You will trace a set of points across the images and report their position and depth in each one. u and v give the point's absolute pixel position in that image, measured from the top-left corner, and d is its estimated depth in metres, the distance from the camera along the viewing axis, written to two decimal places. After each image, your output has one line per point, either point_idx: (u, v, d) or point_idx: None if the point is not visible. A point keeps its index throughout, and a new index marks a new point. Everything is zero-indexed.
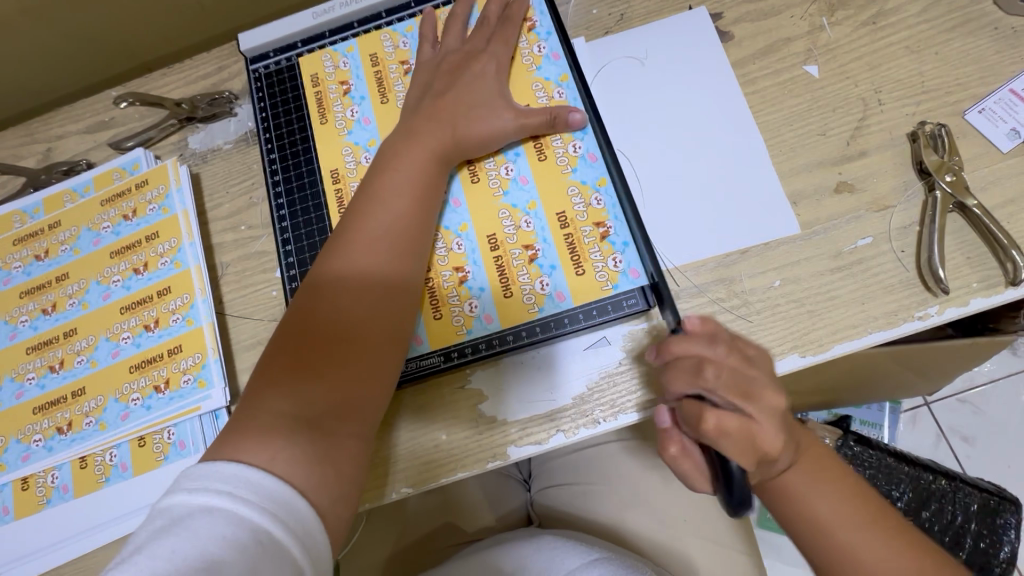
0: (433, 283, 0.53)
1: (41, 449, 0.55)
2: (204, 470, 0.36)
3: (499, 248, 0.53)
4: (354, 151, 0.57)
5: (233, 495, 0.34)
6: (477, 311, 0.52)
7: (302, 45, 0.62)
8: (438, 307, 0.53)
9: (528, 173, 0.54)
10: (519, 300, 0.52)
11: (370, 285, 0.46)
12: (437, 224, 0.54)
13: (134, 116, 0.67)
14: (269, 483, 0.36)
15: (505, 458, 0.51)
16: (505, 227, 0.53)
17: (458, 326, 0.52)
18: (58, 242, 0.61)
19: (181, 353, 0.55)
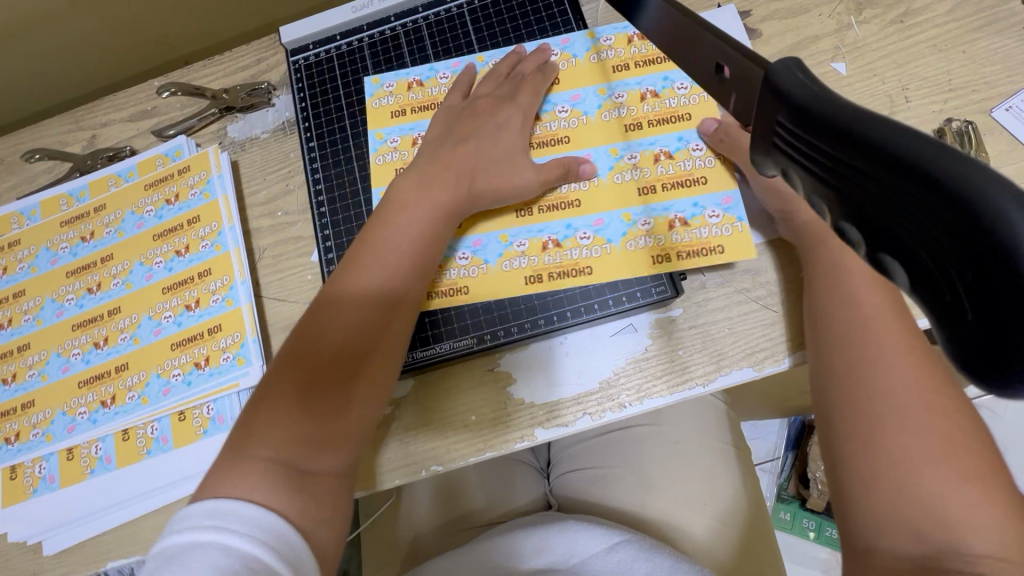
0: (642, 183, 0.55)
1: (85, 422, 0.58)
2: (198, 511, 0.38)
3: (648, 125, 0.56)
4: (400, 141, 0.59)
5: (223, 527, 0.37)
6: (654, 189, 0.55)
7: (341, 38, 0.64)
8: (680, 181, 0.54)
9: (569, 94, 0.59)
10: (670, 159, 0.55)
11: (371, 312, 0.47)
12: (520, 230, 0.56)
13: (176, 105, 0.69)
14: (262, 514, 0.39)
15: (532, 440, 0.52)
16: (635, 110, 0.57)
17: (656, 243, 0.53)
18: (103, 224, 0.64)
19: (220, 332, 0.57)
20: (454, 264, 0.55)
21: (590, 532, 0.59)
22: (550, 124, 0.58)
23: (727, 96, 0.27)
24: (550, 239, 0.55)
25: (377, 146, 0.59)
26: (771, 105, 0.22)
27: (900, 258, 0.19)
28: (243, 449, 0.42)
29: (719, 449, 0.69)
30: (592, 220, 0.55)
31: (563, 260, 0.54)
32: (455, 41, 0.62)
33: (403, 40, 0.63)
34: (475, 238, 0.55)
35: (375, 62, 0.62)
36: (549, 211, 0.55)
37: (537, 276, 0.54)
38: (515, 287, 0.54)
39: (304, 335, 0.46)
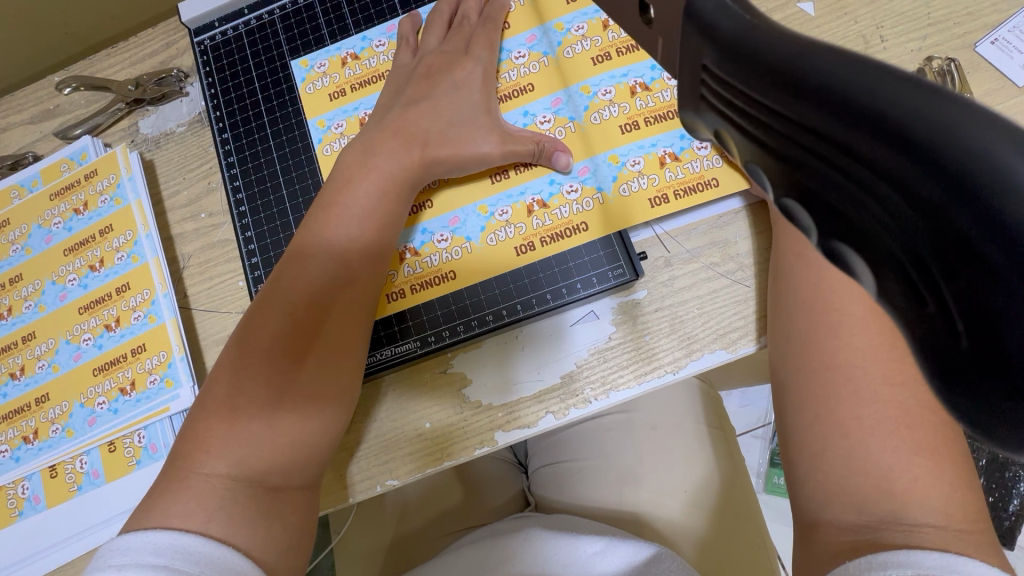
0: (631, 128, 0.49)
1: (8, 461, 0.53)
2: (140, 542, 0.33)
3: (617, 57, 0.50)
4: (337, 128, 0.52)
5: (170, 568, 0.32)
6: (637, 125, 0.49)
7: (249, 12, 0.57)
8: (659, 117, 0.48)
9: (525, 37, 0.52)
10: (647, 91, 0.49)
11: (314, 293, 0.42)
12: (488, 202, 0.50)
13: (80, 102, 0.62)
14: (216, 549, 0.34)
15: (493, 445, 0.47)
16: (599, 42, 0.50)
17: (651, 183, 0.47)
18: (9, 241, 0.57)
19: (145, 352, 0.52)
20: (433, 248, 0.50)
21: (556, 537, 0.54)
22: (509, 73, 0.51)
23: (654, 43, 0.20)
24: (534, 201, 0.49)
25: (322, 133, 0.52)
26: (695, 39, 0.17)
27: (856, 247, 0.14)
28: (171, 493, 0.37)
29: (700, 432, 0.65)
30: (576, 171, 0.49)
31: (552, 221, 0.48)
32: (376, 5, 0.55)
33: (318, 8, 0.55)
34: (452, 215, 0.50)
35: (288, 38, 0.56)
36: (529, 171, 0.49)
37: (527, 243, 0.48)
38: (506, 261, 0.49)
39: (248, 331, 0.42)
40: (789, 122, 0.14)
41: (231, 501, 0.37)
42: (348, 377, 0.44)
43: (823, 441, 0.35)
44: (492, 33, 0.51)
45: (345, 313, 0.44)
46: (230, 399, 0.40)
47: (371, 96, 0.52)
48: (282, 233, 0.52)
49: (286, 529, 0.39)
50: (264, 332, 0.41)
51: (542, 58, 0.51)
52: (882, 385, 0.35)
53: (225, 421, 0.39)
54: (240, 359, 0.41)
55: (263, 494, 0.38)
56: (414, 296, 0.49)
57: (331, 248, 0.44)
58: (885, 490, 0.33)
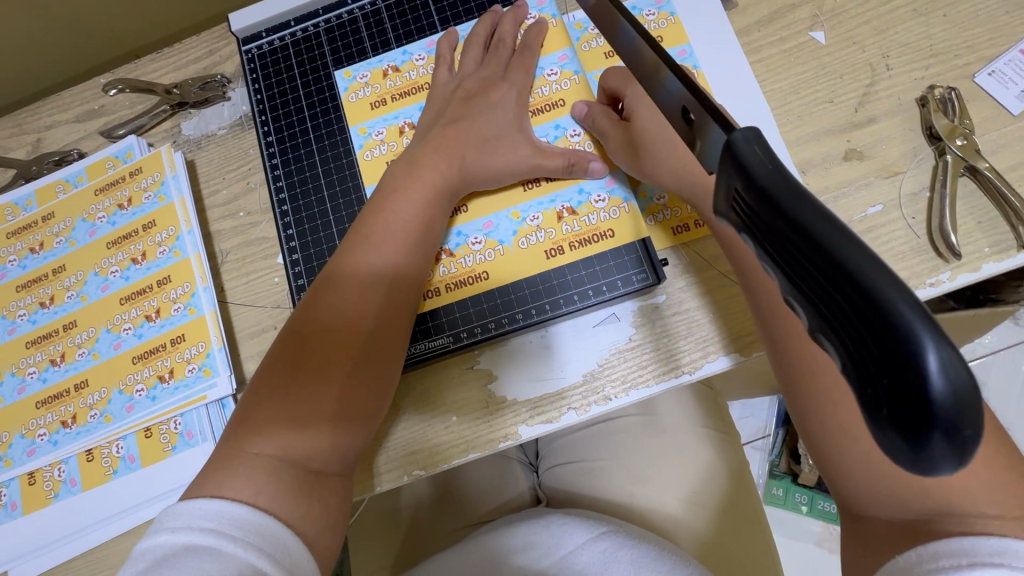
0: None
1: (46, 444, 0.55)
2: (190, 507, 0.36)
3: None
4: (376, 137, 0.55)
5: (218, 531, 0.35)
6: None
7: (295, 24, 0.60)
8: None
9: (557, 59, 0.55)
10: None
11: (360, 308, 0.45)
12: (520, 208, 0.53)
13: (124, 103, 0.65)
14: (259, 517, 0.37)
15: (516, 438, 0.50)
16: None
17: (674, 214, 0.51)
18: (52, 233, 0.60)
19: (183, 342, 0.54)
20: (467, 250, 0.53)
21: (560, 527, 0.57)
22: (542, 89, 0.54)
23: (692, 137, 0.26)
24: (564, 208, 0.52)
25: (363, 140, 0.56)
26: (728, 171, 0.22)
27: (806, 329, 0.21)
28: (225, 470, 0.39)
29: (708, 435, 0.67)
30: (604, 181, 0.52)
31: (581, 227, 0.51)
32: (416, 22, 0.58)
33: (361, 23, 0.59)
34: (486, 219, 0.53)
35: (332, 50, 0.59)
36: (560, 180, 0.52)
37: (557, 248, 0.51)
38: (536, 263, 0.51)
39: (296, 324, 0.45)
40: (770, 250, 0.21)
41: (279, 478, 0.40)
42: (382, 389, 0.46)
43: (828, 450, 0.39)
44: (526, 52, 0.54)
45: (384, 327, 0.46)
46: (275, 403, 0.42)
47: (410, 106, 0.56)
48: (322, 234, 0.55)
49: (325, 510, 0.41)
50: (309, 342, 0.44)
51: (572, 79, 0.54)
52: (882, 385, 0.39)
53: (270, 420, 0.41)
54: (286, 364, 0.43)
55: (307, 477, 0.41)
56: (450, 294, 0.52)
57: (377, 262, 0.46)
58: None
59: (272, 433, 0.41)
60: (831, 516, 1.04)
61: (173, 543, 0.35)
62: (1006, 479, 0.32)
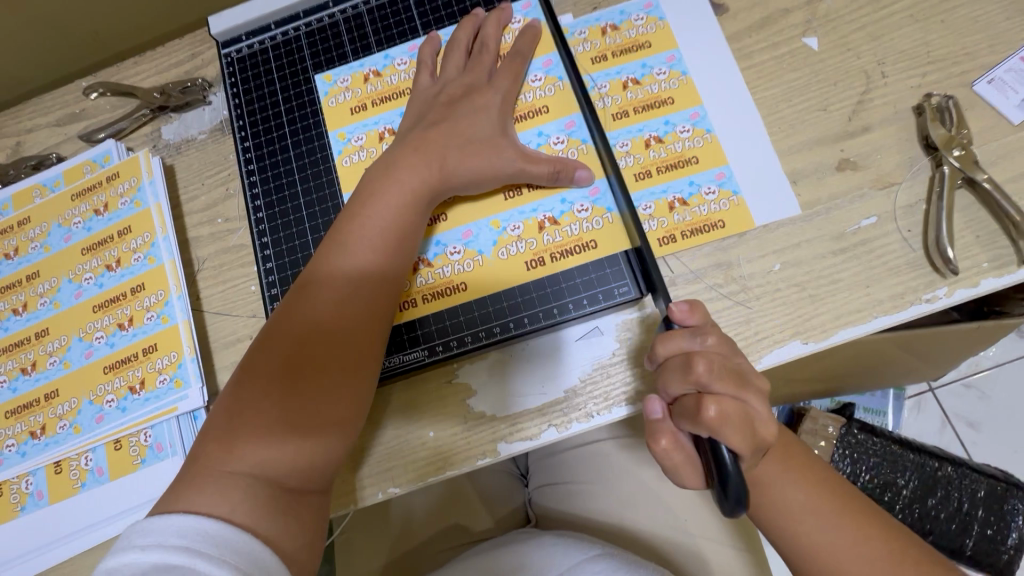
0: (642, 173, 0.51)
1: (14, 455, 0.53)
2: (160, 523, 0.35)
3: (630, 112, 0.52)
4: (356, 144, 0.54)
5: (192, 550, 0.34)
6: (649, 174, 0.51)
7: (276, 27, 0.59)
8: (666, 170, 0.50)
9: (542, 66, 0.54)
10: (660, 143, 0.51)
11: (333, 313, 0.44)
12: (500, 218, 0.51)
13: (105, 107, 0.64)
14: (234, 533, 0.36)
15: (495, 456, 0.48)
16: (619, 95, 0.52)
17: (660, 225, 0.50)
18: (28, 239, 0.59)
19: (156, 352, 0.53)
20: (446, 259, 0.51)
21: (553, 548, 0.55)
22: (525, 95, 0.53)
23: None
24: (546, 217, 0.50)
25: (342, 146, 0.54)
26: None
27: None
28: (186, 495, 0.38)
29: None
30: (587, 190, 0.50)
31: (563, 237, 0.50)
32: (398, 26, 0.57)
33: (342, 27, 0.58)
34: (466, 228, 0.51)
35: (313, 54, 0.58)
36: (542, 188, 0.51)
37: (538, 258, 0.50)
38: (517, 274, 0.50)
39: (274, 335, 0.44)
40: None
41: (253, 495, 0.38)
42: (360, 395, 0.44)
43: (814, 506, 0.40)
44: (509, 58, 0.53)
45: (359, 330, 0.44)
46: (245, 412, 0.40)
47: (391, 112, 0.54)
48: (300, 242, 0.53)
49: (300, 530, 0.40)
50: (282, 348, 0.42)
51: (557, 85, 0.53)
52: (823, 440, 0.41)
53: (237, 430, 0.40)
54: (257, 371, 0.42)
55: (283, 495, 0.39)
56: (428, 305, 0.50)
57: (351, 263, 0.45)
58: None
59: (236, 447, 0.39)
60: None
61: (143, 561, 0.33)
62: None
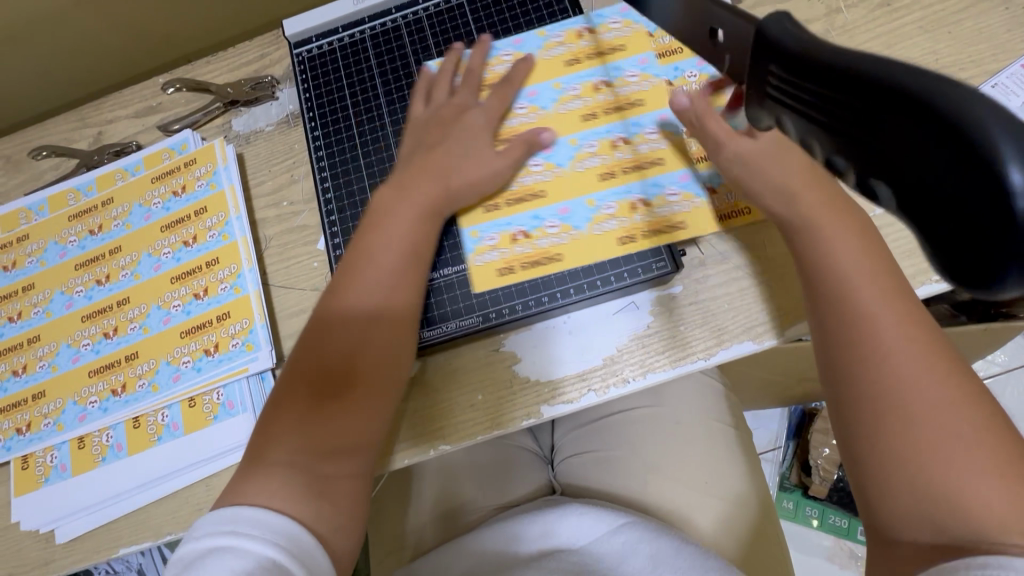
0: (672, 160, 0.55)
1: (96, 411, 0.58)
2: (212, 516, 0.41)
3: (659, 101, 0.57)
4: (532, 108, 0.58)
5: (236, 531, 0.40)
6: (676, 158, 0.55)
7: (343, 30, 0.66)
8: (692, 156, 0.55)
9: (579, 71, 0.59)
10: (689, 133, 0.56)
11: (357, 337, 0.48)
12: (539, 209, 0.56)
13: (180, 101, 0.70)
14: (274, 517, 0.41)
15: (538, 417, 0.53)
16: (651, 84, 0.57)
17: (688, 209, 0.54)
18: (110, 217, 0.65)
19: (229, 319, 0.58)
20: (496, 236, 0.56)
21: (588, 514, 0.59)
22: (566, 104, 0.58)
23: (722, 58, 0.29)
24: (575, 211, 0.55)
25: (520, 106, 0.59)
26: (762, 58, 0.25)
27: (891, 175, 0.22)
28: None
29: (718, 429, 0.70)
30: (619, 189, 0.55)
31: (599, 232, 0.54)
32: (455, 31, 0.63)
33: (404, 31, 0.64)
34: (563, 205, 0.55)
35: (377, 55, 0.64)
36: (577, 182, 0.56)
37: (569, 245, 0.54)
38: (554, 260, 0.54)
39: (297, 359, 0.48)
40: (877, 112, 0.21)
41: None
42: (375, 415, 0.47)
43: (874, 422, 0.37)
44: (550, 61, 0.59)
45: (379, 354, 0.48)
46: (285, 422, 0.45)
47: (541, 85, 0.59)
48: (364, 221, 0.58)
49: None
50: (313, 367, 0.47)
51: (592, 90, 0.58)
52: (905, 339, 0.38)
53: (280, 439, 0.45)
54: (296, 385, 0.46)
55: None
56: (480, 277, 0.55)
57: (371, 288, 0.49)
58: None
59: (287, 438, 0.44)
60: (842, 531, 1.04)
61: (198, 547, 0.40)
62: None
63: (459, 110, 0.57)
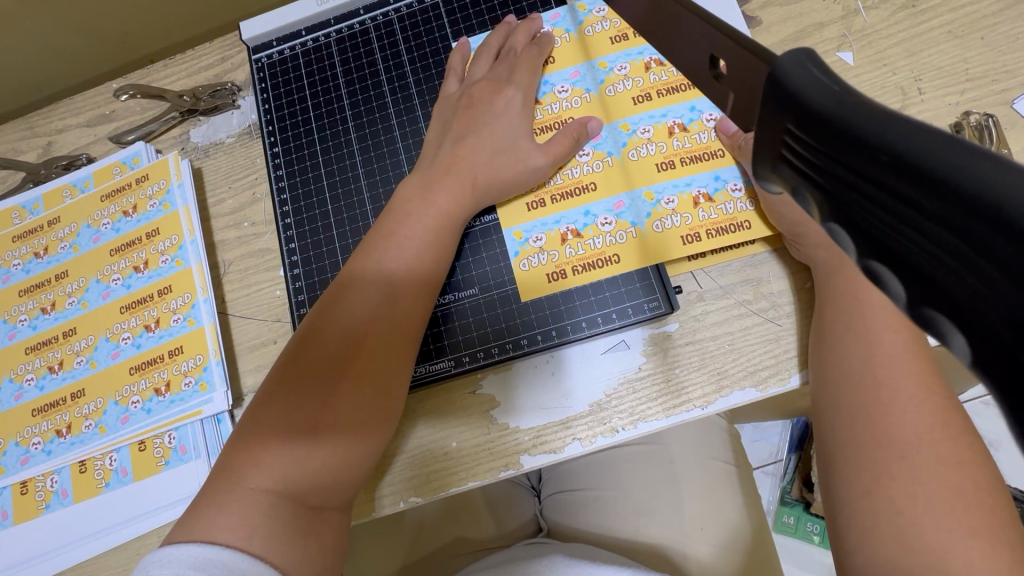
0: (672, 166, 0.50)
1: (39, 453, 0.54)
2: (175, 556, 0.34)
3: (653, 99, 0.51)
4: (551, 99, 0.53)
5: None
6: (672, 164, 0.50)
7: (306, 33, 0.60)
8: (694, 160, 0.50)
9: (568, 70, 0.54)
10: (684, 132, 0.50)
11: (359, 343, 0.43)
12: (524, 233, 0.51)
13: (135, 108, 0.65)
14: (251, 565, 0.35)
15: (518, 468, 0.48)
16: (645, 81, 0.52)
17: (684, 221, 0.48)
18: (57, 238, 0.59)
19: (182, 354, 0.53)
20: (471, 268, 0.51)
21: (578, 566, 0.53)
22: (551, 106, 0.53)
23: (723, 97, 0.23)
24: (569, 229, 0.50)
25: (543, 96, 0.53)
26: (774, 110, 0.18)
27: (947, 309, 0.14)
28: (214, 511, 0.38)
29: (715, 466, 0.66)
30: (611, 203, 0.50)
31: (585, 250, 0.49)
32: (429, 34, 0.57)
33: (373, 34, 0.58)
34: (617, 200, 0.50)
35: (343, 61, 0.58)
36: (564, 200, 0.51)
37: (559, 270, 0.50)
38: (539, 285, 0.50)
39: (299, 347, 0.43)
40: (926, 216, 0.14)
41: (271, 515, 0.38)
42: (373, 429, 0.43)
43: (872, 483, 0.36)
44: (534, 62, 0.52)
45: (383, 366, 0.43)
46: (271, 429, 0.40)
47: (558, 74, 0.53)
48: (325, 247, 0.53)
49: (321, 550, 0.40)
50: (310, 369, 0.42)
51: (582, 94, 0.53)
52: (914, 408, 0.37)
53: (260, 455, 0.39)
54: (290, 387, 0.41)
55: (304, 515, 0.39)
56: (454, 313, 0.51)
57: (384, 284, 0.45)
58: (942, 572, 0.33)
59: (266, 457, 0.39)
60: None
61: None
62: (976, 547, 0.33)
63: (454, 107, 0.52)
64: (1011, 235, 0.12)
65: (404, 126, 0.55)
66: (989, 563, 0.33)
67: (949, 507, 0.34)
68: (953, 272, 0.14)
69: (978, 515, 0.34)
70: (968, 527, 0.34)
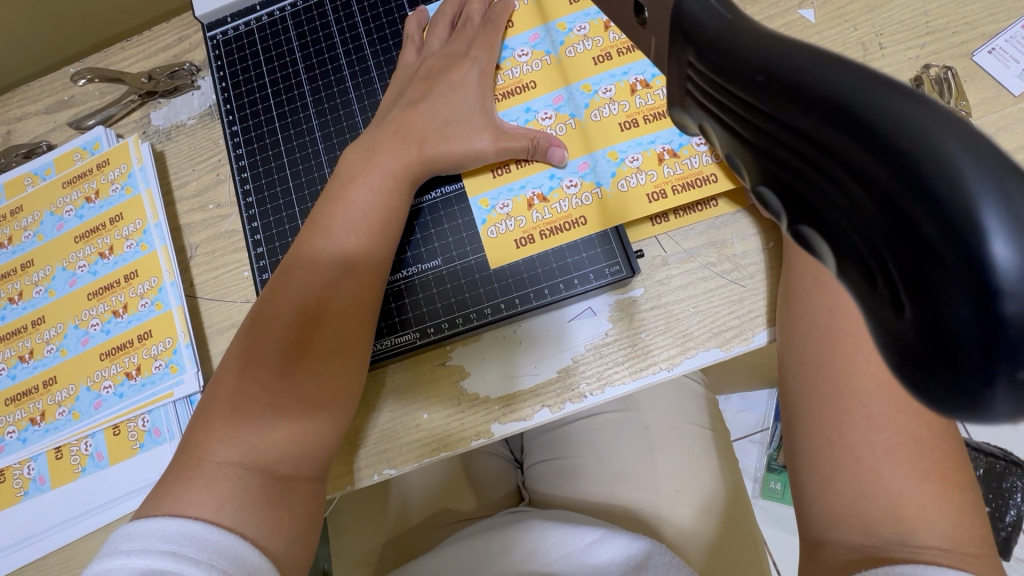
0: (635, 124, 0.49)
1: (15, 442, 0.54)
2: (146, 529, 0.35)
3: (614, 57, 0.51)
4: (512, 64, 0.52)
5: (180, 554, 0.34)
6: (636, 123, 0.49)
7: (261, 8, 0.59)
8: (657, 116, 0.49)
9: (528, 33, 0.53)
10: (647, 89, 0.50)
11: (312, 316, 0.43)
12: (489, 202, 0.51)
13: (94, 93, 0.63)
14: (221, 536, 0.35)
15: (489, 437, 0.48)
16: (605, 39, 0.51)
17: (649, 178, 0.48)
18: (21, 227, 0.59)
19: (151, 338, 0.53)
20: (436, 240, 0.51)
21: (553, 530, 0.54)
22: (512, 71, 0.52)
23: (648, 42, 0.21)
24: (534, 195, 0.50)
25: (504, 60, 0.52)
26: (679, 41, 0.18)
27: (818, 228, 0.14)
28: (182, 485, 0.38)
29: (692, 432, 0.67)
30: (576, 166, 0.49)
31: (551, 215, 0.49)
32: (385, 5, 0.56)
33: (328, 7, 0.57)
34: (582, 161, 0.49)
35: (299, 35, 0.57)
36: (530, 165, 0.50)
37: (527, 236, 0.49)
38: (505, 252, 0.49)
39: (256, 321, 0.43)
40: (792, 132, 0.14)
41: (240, 486, 0.38)
42: (333, 399, 0.43)
43: (831, 434, 0.37)
44: (493, 29, 0.52)
45: (338, 337, 0.43)
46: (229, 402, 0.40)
47: (519, 37, 0.53)
48: (288, 226, 0.53)
49: (294, 520, 0.40)
50: (263, 344, 0.42)
51: (544, 57, 0.52)
52: (877, 355, 0.37)
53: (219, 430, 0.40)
54: (246, 361, 0.41)
55: (274, 487, 0.39)
56: (420, 287, 0.51)
57: (335, 257, 0.45)
58: (894, 515, 0.34)
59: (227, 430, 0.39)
60: None
61: (129, 567, 0.33)
62: (928, 490, 0.34)
63: (414, 76, 0.52)
64: (863, 141, 0.12)
65: (363, 99, 0.55)
66: (939, 504, 0.34)
67: (901, 452, 0.35)
68: (816, 188, 0.14)
69: (931, 460, 0.35)
70: (919, 471, 0.35)
